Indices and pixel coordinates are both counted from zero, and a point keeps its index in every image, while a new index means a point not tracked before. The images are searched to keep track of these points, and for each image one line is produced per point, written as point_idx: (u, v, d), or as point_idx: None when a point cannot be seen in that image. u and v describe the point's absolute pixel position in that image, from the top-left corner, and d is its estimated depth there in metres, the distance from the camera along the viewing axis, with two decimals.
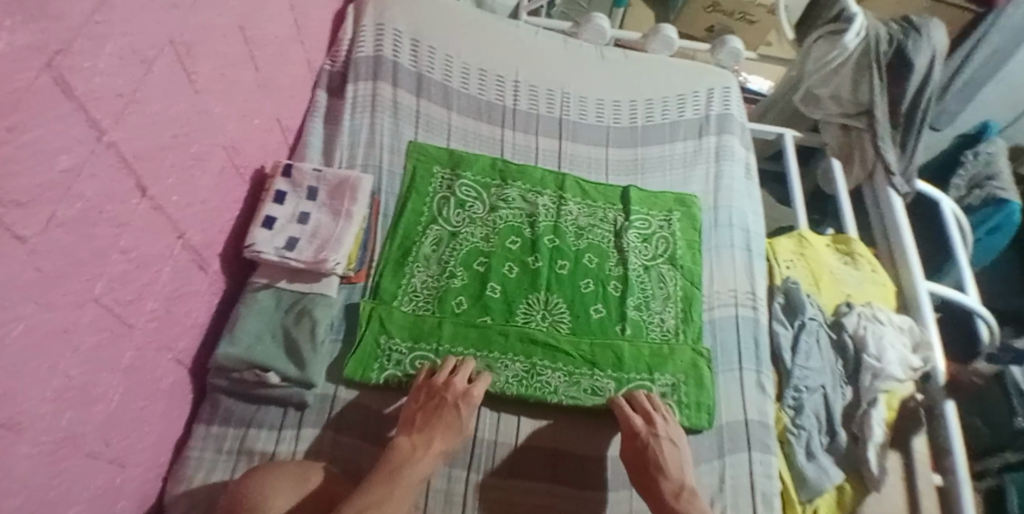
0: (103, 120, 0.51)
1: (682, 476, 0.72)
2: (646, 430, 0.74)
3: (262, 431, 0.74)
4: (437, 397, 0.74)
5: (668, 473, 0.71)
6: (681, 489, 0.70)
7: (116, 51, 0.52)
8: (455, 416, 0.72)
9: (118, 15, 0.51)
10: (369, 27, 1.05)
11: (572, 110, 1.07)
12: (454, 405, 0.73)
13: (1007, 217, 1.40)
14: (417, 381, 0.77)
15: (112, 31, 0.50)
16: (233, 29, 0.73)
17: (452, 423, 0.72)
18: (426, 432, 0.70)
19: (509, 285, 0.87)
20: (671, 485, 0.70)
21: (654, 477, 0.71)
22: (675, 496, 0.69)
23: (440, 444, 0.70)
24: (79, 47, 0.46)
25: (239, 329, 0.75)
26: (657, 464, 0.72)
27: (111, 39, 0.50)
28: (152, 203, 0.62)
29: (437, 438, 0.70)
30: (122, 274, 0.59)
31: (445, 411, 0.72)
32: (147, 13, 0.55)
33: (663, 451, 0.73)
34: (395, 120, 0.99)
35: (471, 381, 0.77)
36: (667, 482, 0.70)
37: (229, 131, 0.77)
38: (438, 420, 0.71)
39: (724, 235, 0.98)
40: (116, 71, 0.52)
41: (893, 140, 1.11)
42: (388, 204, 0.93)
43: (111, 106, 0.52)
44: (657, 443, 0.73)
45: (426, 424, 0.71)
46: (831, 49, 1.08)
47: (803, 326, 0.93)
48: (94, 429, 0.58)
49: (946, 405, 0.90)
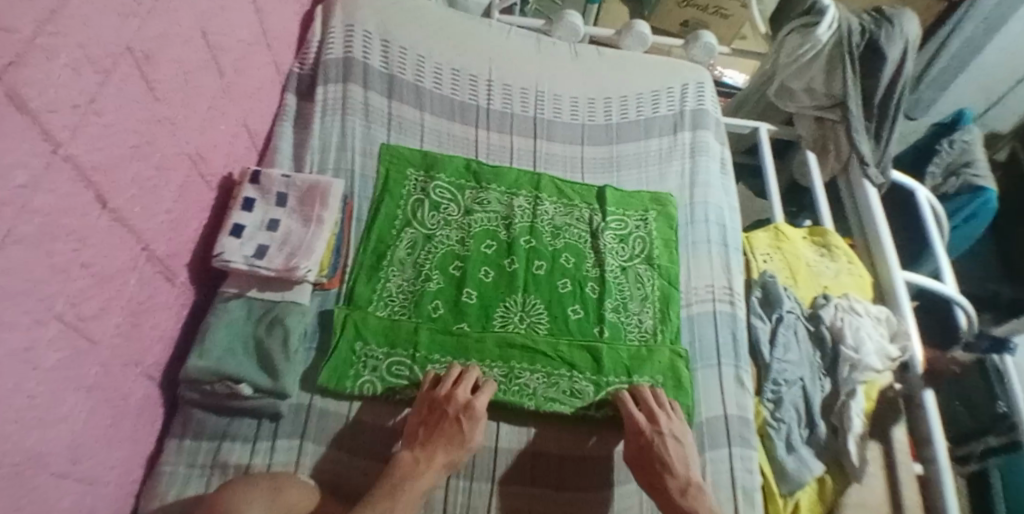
0: (59, 133, 0.49)
1: (688, 471, 0.73)
2: (651, 429, 0.74)
3: (235, 443, 0.73)
4: (439, 410, 0.73)
5: (674, 471, 0.72)
6: (688, 486, 0.71)
7: (70, 61, 0.50)
8: (457, 429, 0.72)
9: (71, 24, 0.49)
10: (339, 28, 1.04)
11: (547, 109, 1.07)
12: (455, 418, 0.72)
13: (984, 204, 1.41)
14: (422, 391, 0.76)
15: (64, 41, 0.49)
16: (195, 35, 0.72)
17: (454, 436, 0.71)
18: (429, 446, 0.70)
19: (486, 289, 0.87)
20: (678, 482, 0.71)
21: (660, 476, 0.72)
22: (681, 493, 0.70)
23: (442, 458, 0.69)
24: (33, 59, 0.45)
25: (208, 340, 0.73)
26: (665, 462, 0.72)
27: (64, 48, 0.49)
28: (113, 215, 0.60)
29: (439, 451, 0.69)
30: (86, 289, 0.57)
31: (446, 424, 0.72)
32: (102, 21, 0.54)
33: (666, 448, 0.73)
34: (367, 122, 0.98)
35: (477, 392, 0.76)
36: (674, 481, 0.71)
37: (194, 138, 0.75)
38: (439, 435, 0.71)
39: (701, 232, 0.98)
40: (72, 82, 0.50)
41: (868, 132, 1.12)
42: (362, 208, 0.91)
43: (67, 118, 0.51)
44: (661, 441, 0.73)
45: (429, 437, 0.71)
46: (802, 43, 1.07)
47: (781, 319, 0.93)
48: (60, 448, 0.56)
49: (925, 394, 0.91)
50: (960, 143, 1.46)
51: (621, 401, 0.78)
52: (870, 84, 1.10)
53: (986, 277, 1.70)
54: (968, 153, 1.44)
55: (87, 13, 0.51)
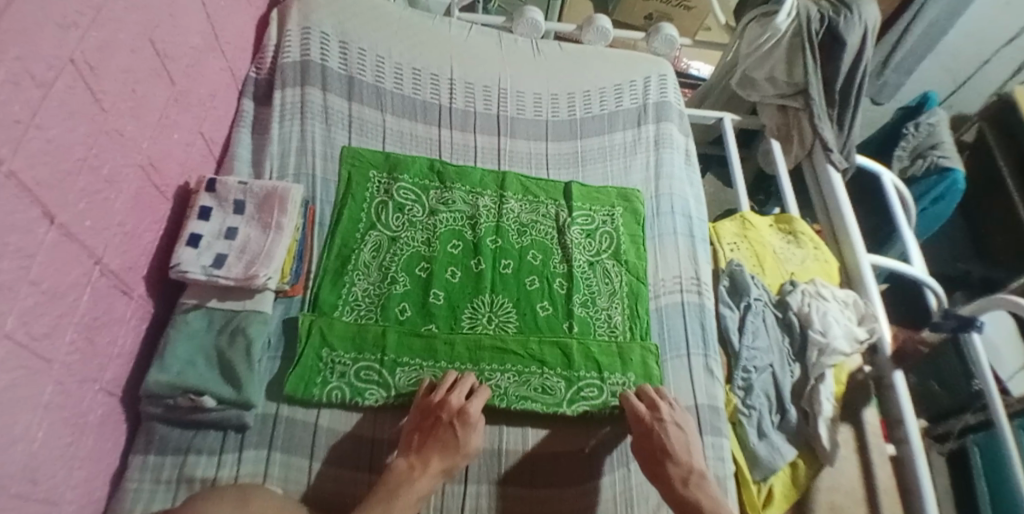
0: (1, 148, 0.48)
1: (691, 459, 0.73)
2: (650, 415, 0.75)
3: (201, 457, 0.71)
4: (433, 416, 0.73)
5: (677, 458, 0.72)
6: (689, 475, 0.71)
7: (10, 75, 0.48)
8: (452, 435, 0.71)
9: (10, 38, 0.48)
10: (295, 31, 1.03)
11: (510, 106, 1.07)
12: (449, 423, 0.71)
13: (951, 186, 1.43)
14: (417, 399, 0.76)
15: (2, 55, 0.47)
16: (142, 43, 0.70)
17: (449, 443, 0.71)
18: (425, 453, 0.70)
19: (453, 290, 0.86)
20: (680, 470, 0.72)
21: (663, 466, 0.72)
22: (683, 482, 0.71)
23: (438, 461, 0.69)
24: None
25: (169, 354, 0.72)
26: (666, 449, 0.73)
27: (3, 63, 0.47)
28: (63, 230, 0.59)
29: (434, 456, 0.69)
30: (37, 307, 0.56)
31: (440, 430, 0.71)
32: (43, 34, 0.52)
33: (668, 436, 0.73)
34: (326, 125, 0.97)
35: (468, 398, 0.75)
36: (676, 469, 0.72)
37: (145, 149, 0.74)
38: (433, 441, 0.70)
39: (667, 223, 0.99)
40: (12, 97, 0.49)
41: (830, 118, 1.13)
42: (325, 213, 0.91)
43: (9, 133, 0.49)
44: (661, 426, 0.74)
45: (424, 444, 0.71)
46: (763, 32, 1.09)
47: (749, 306, 0.94)
48: (17, 470, 0.55)
49: (895, 376, 0.91)
50: (926, 125, 1.48)
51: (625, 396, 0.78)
52: (831, 69, 1.10)
53: (948, 255, 1.77)
54: (934, 136, 1.46)
55: (26, 25, 0.50)
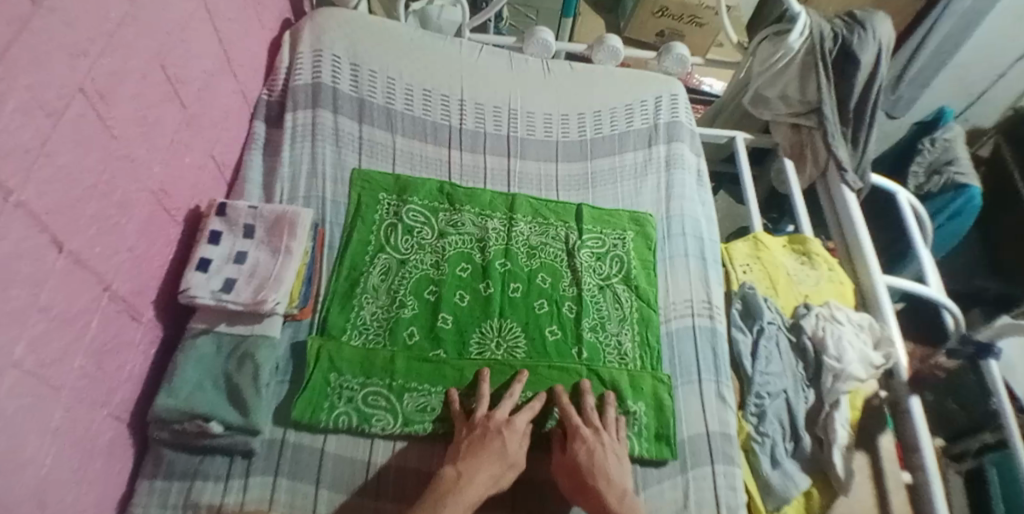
0: (10, 179, 0.48)
1: (622, 480, 0.70)
2: (592, 437, 0.73)
3: (207, 483, 0.71)
4: (480, 426, 0.73)
5: (611, 479, 0.69)
6: (624, 494, 0.69)
7: (19, 105, 0.49)
8: (500, 444, 0.71)
9: (18, 70, 0.48)
10: (307, 54, 1.03)
11: (520, 127, 1.06)
12: (497, 433, 0.72)
13: (968, 201, 1.41)
14: (457, 420, 0.75)
15: (11, 85, 0.47)
16: (154, 68, 0.71)
17: (498, 450, 0.70)
18: (473, 462, 0.69)
19: (462, 314, 0.86)
20: (614, 491, 0.68)
21: (591, 486, 0.69)
22: (618, 500, 0.68)
23: (486, 471, 0.68)
24: None
25: (177, 378, 0.72)
26: (600, 470, 0.70)
27: (12, 93, 0.47)
28: (71, 258, 0.59)
29: (483, 466, 0.68)
30: (44, 334, 0.55)
31: (490, 439, 0.71)
32: (53, 62, 0.53)
33: (608, 461, 0.71)
34: (337, 147, 0.97)
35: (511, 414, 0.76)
36: (608, 489, 0.68)
37: (156, 173, 0.74)
38: (482, 450, 0.70)
39: (678, 245, 0.98)
40: (22, 127, 0.49)
41: (845, 137, 1.12)
42: (334, 236, 0.91)
43: (18, 163, 0.49)
44: (601, 451, 0.72)
45: (471, 452, 0.70)
46: (776, 51, 1.07)
47: (762, 330, 0.93)
48: (23, 498, 0.54)
49: (911, 401, 0.89)
50: (941, 140, 1.45)
51: (557, 394, 0.78)
52: (845, 88, 1.09)
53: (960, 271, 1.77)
54: (949, 151, 1.43)
55: (35, 55, 0.50)
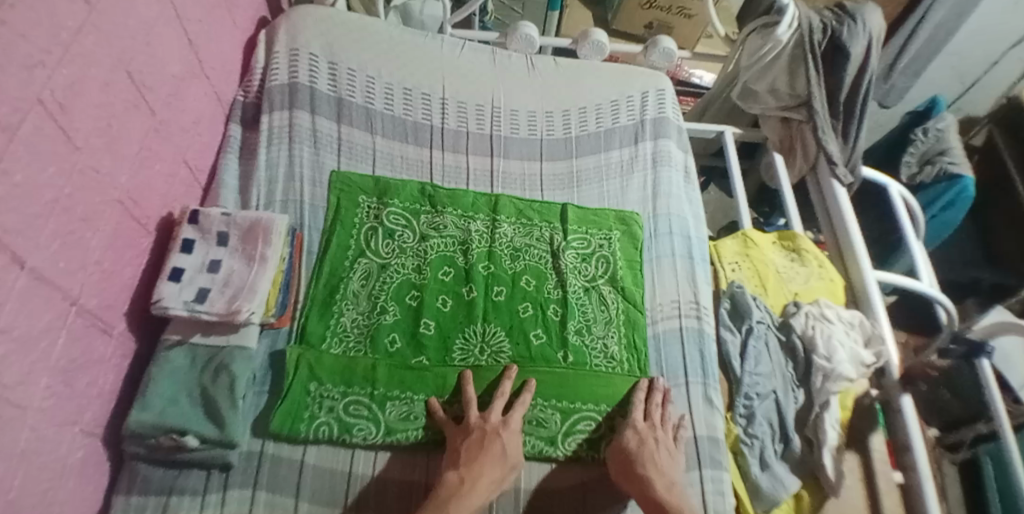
0: None
1: (671, 472, 0.71)
2: (645, 428, 0.75)
3: (184, 498, 0.69)
4: (476, 431, 0.71)
5: (660, 469, 0.70)
6: (672, 484, 0.69)
7: None
8: (500, 446, 0.70)
9: None
10: (283, 53, 1.01)
11: (503, 125, 1.04)
12: (496, 434, 0.71)
13: (962, 192, 1.39)
14: (450, 427, 0.73)
15: None
16: (119, 74, 0.68)
17: (498, 452, 0.69)
18: (474, 466, 0.67)
19: (444, 320, 0.84)
20: (663, 480, 0.69)
21: (640, 473, 0.70)
22: (666, 489, 0.68)
23: (488, 476, 0.67)
24: None
25: (151, 392, 0.70)
26: (649, 460, 0.71)
27: None
28: (34, 274, 0.56)
29: (485, 471, 0.67)
30: (7, 356, 0.52)
31: (489, 442, 0.70)
32: (6, 76, 0.49)
33: (658, 453, 0.72)
34: (315, 149, 0.95)
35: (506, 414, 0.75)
36: (658, 477, 0.69)
37: (123, 183, 0.71)
38: (483, 453, 0.69)
39: (664, 244, 0.96)
40: None
41: (835, 131, 1.10)
42: (313, 240, 0.89)
43: None
44: (653, 442, 0.73)
45: (473, 458, 0.68)
46: (763, 44, 1.04)
47: (750, 330, 0.91)
48: None
49: (902, 399, 0.86)
50: (934, 130, 1.43)
51: (639, 387, 0.80)
52: (835, 81, 1.07)
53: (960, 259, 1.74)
54: (943, 142, 1.42)
55: None
